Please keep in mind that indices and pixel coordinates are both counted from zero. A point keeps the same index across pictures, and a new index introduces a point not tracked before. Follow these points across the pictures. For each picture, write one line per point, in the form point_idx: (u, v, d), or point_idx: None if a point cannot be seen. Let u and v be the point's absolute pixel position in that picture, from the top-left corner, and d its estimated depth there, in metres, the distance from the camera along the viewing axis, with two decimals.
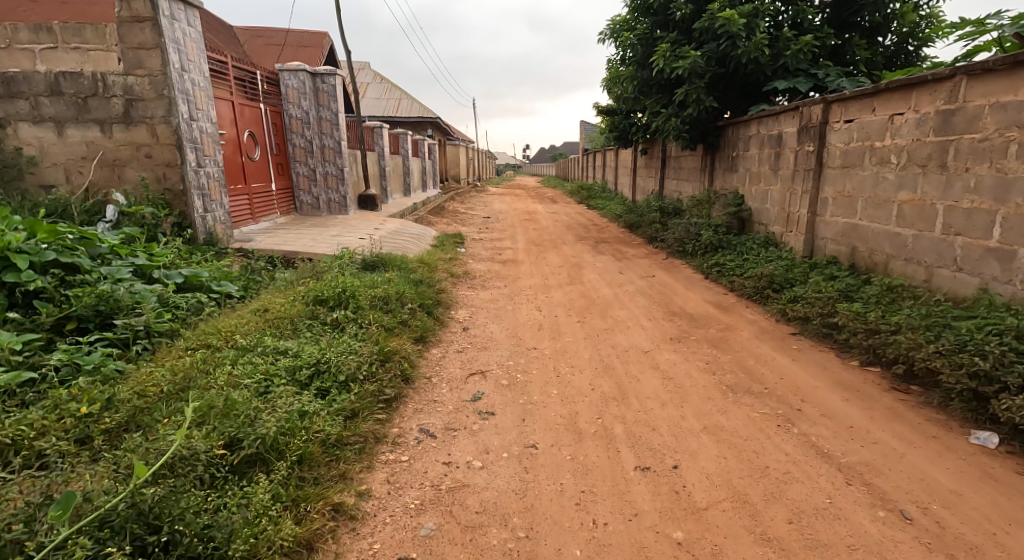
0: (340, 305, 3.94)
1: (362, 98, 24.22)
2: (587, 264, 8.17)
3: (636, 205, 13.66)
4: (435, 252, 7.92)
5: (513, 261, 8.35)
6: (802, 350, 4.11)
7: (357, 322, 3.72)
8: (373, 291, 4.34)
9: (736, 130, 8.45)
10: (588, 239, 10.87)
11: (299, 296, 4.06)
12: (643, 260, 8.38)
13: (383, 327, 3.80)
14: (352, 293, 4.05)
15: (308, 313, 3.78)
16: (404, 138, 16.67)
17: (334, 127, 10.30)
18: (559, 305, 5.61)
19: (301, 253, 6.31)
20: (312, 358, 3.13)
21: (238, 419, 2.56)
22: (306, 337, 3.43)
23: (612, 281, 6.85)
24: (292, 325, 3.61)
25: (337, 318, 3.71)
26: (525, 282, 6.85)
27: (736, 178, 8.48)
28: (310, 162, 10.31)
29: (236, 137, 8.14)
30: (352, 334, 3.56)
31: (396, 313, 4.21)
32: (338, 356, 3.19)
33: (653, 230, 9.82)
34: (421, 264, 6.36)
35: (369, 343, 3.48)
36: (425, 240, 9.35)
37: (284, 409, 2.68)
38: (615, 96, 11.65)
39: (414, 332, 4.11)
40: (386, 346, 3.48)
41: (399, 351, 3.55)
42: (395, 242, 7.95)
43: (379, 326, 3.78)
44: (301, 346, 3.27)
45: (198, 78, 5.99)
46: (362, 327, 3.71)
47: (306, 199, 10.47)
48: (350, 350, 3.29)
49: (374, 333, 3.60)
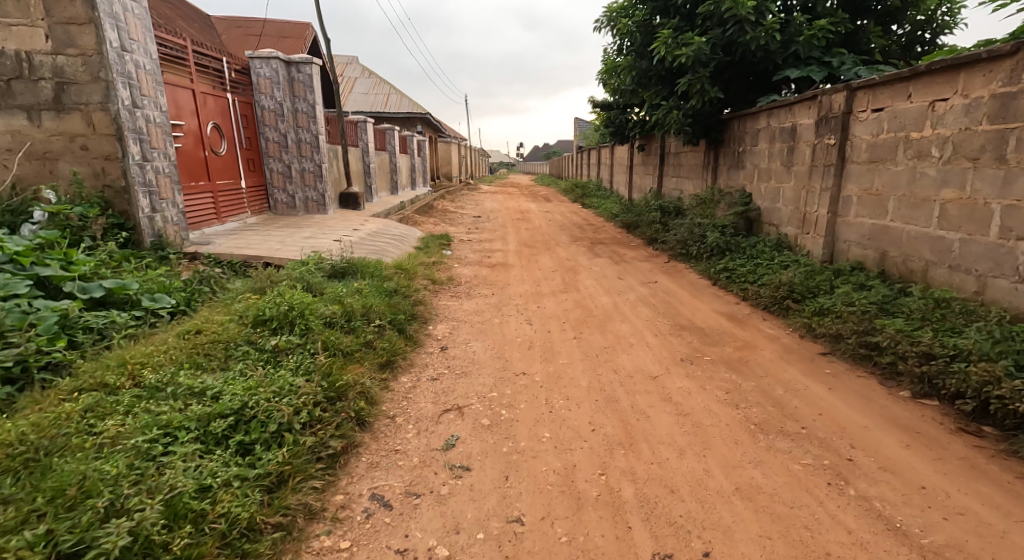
0: (288, 325, 3.26)
1: (349, 93, 23.47)
2: (582, 268, 7.52)
3: (633, 205, 13.03)
4: (418, 256, 7.26)
5: (502, 265, 7.71)
6: (838, 375, 3.48)
7: (302, 351, 3.04)
8: (329, 308, 3.69)
9: (742, 123, 7.83)
10: (583, 241, 10.24)
11: (239, 312, 3.41)
12: (644, 264, 7.75)
13: (337, 354, 3.15)
14: (301, 309, 3.36)
15: (243, 338, 3.12)
16: (390, 134, 15.98)
17: (311, 120, 9.67)
18: (553, 318, 4.97)
19: (263, 256, 5.74)
20: (231, 405, 2.45)
21: (95, 511, 1.95)
22: (235, 371, 2.78)
23: (611, 288, 6.21)
24: (223, 353, 2.97)
25: (277, 345, 3.03)
26: (516, 289, 6.21)
27: (743, 175, 7.86)
28: (285, 157, 9.61)
29: (196, 130, 7.44)
30: (297, 363, 2.92)
31: (357, 335, 3.55)
32: (266, 403, 2.52)
33: (653, 231, 9.20)
34: (398, 271, 5.70)
35: (314, 378, 2.82)
36: (408, 242, 8.69)
37: (172, 489, 2.06)
38: (611, 88, 11.01)
39: (377, 359, 3.44)
40: (339, 380, 2.84)
41: (355, 386, 2.91)
42: (373, 245, 7.29)
43: (330, 354, 3.11)
44: (220, 387, 2.60)
45: (143, 59, 5.36)
46: (311, 354, 3.06)
47: (281, 198, 9.75)
48: (289, 389, 2.64)
49: (324, 363, 2.95)
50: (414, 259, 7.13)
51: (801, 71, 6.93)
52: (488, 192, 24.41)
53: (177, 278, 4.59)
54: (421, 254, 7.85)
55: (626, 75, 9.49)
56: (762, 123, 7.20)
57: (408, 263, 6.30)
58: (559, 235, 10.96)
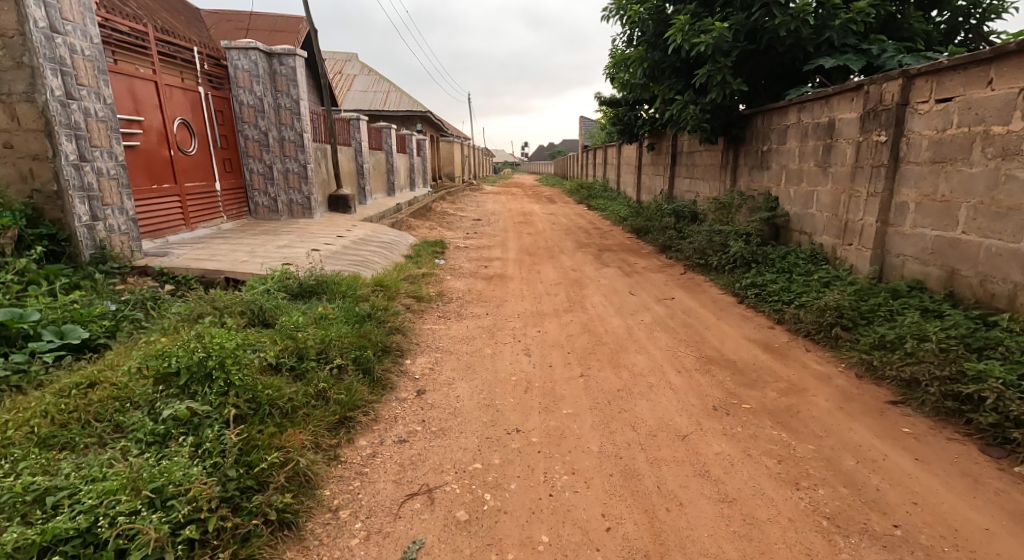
0: (197, 380, 2.54)
1: (347, 91, 22.74)
2: (589, 281, 6.77)
3: (643, 208, 12.25)
4: (406, 268, 6.52)
5: (500, 276, 6.97)
6: (920, 435, 2.74)
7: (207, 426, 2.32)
8: (266, 354, 2.97)
9: (767, 119, 7.05)
10: (589, 247, 9.47)
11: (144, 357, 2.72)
12: (657, 276, 6.98)
13: (265, 419, 2.49)
14: (225, 354, 2.59)
15: (141, 398, 2.47)
16: (387, 132, 15.25)
17: (295, 117, 8.94)
18: (555, 347, 4.23)
19: (225, 271, 5.10)
20: (72, 523, 1.88)
21: None
22: (110, 457, 2.17)
23: (622, 307, 5.46)
24: (109, 425, 2.37)
25: (176, 414, 2.34)
26: (514, 307, 5.47)
27: (768, 177, 7.07)
28: (266, 157, 8.87)
29: (159, 127, 6.72)
30: (200, 440, 2.27)
31: (301, 386, 2.77)
32: (129, 514, 1.93)
33: (666, 238, 8.43)
34: (377, 291, 4.97)
35: (217, 465, 2.19)
36: (397, 249, 8.00)
37: None
38: (620, 83, 10.22)
39: (323, 421, 2.67)
40: (252, 469, 2.21)
41: (277, 471, 2.27)
42: (355, 255, 6.57)
43: (245, 426, 2.38)
44: (75, 485, 2.03)
45: (81, 43, 4.66)
46: (225, 420, 2.39)
47: (262, 201, 8.99)
48: (174, 492, 2.03)
49: (239, 438, 2.31)
50: (400, 271, 6.39)
51: (836, 60, 6.13)
52: (490, 193, 23.67)
53: (106, 304, 3.88)
54: (409, 264, 7.11)
55: (637, 68, 8.73)
56: (791, 119, 6.41)
57: (391, 278, 5.58)
58: (564, 241, 10.20)
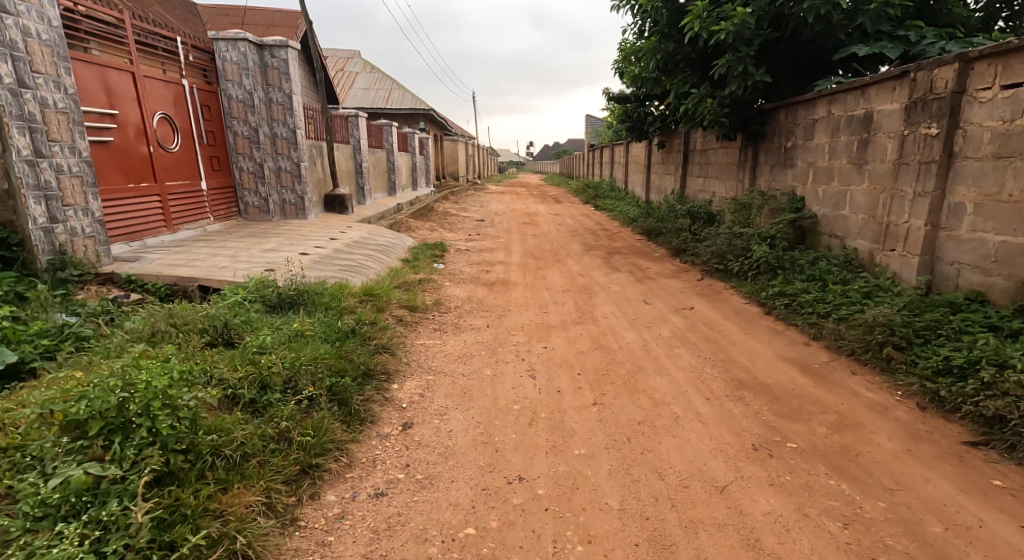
0: (99, 433, 2.07)
1: (349, 89, 22.31)
2: (598, 288, 6.27)
3: (653, 209, 11.73)
4: (401, 274, 6.04)
5: (503, 282, 6.49)
6: (1016, 492, 2.29)
7: (109, 498, 1.91)
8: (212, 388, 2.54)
9: (792, 113, 6.53)
10: (598, 250, 8.98)
11: (59, 394, 2.25)
12: (672, 283, 6.48)
13: (197, 476, 2.12)
14: (153, 394, 2.14)
15: (38, 453, 2.04)
16: (388, 130, 14.82)
17: (287, 112, 8.47)
18: (564, 368, 3.74)
19: (198, 278, 4.62)
20: None
21: None
22: None
23: (637, 318, 4.96)
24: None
25: (71, 480, 1.91)
26: (518, 318, 4.98)
27: (792, 175, 6.55)
28: (256, 154, 8.39)
29: (137, 121, 6.23)
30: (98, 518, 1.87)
31: (254, 426, 2.37)
32: None
33: (680, 241, 7.93)
34: (364, 302, 4.50)
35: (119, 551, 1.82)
36: (393, 252, 7.54)
37: None
38: (630, 77, 9.73)
39: (275, 472, 2.27)
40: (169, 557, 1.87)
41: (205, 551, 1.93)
42: (346, 260, 6.09)
43: (171, 491, 2.01)
44: None
45: (34, 26, 4.31)
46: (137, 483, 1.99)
47: (252, 200, 8.54)
48: None
49: (154, 512, 1.93)
50: (394, 278, 5.90)
51: (870, 47, 5.59)
52: (494, 192, 23.18)
53: (54, 318, 3.48)
54: (406, 270, 6.63)
55: (650, 59, 8.21)
56: (820, 112, 5.89)
57: (383, 286, 5.09)
58: (571, 244, 9.70)
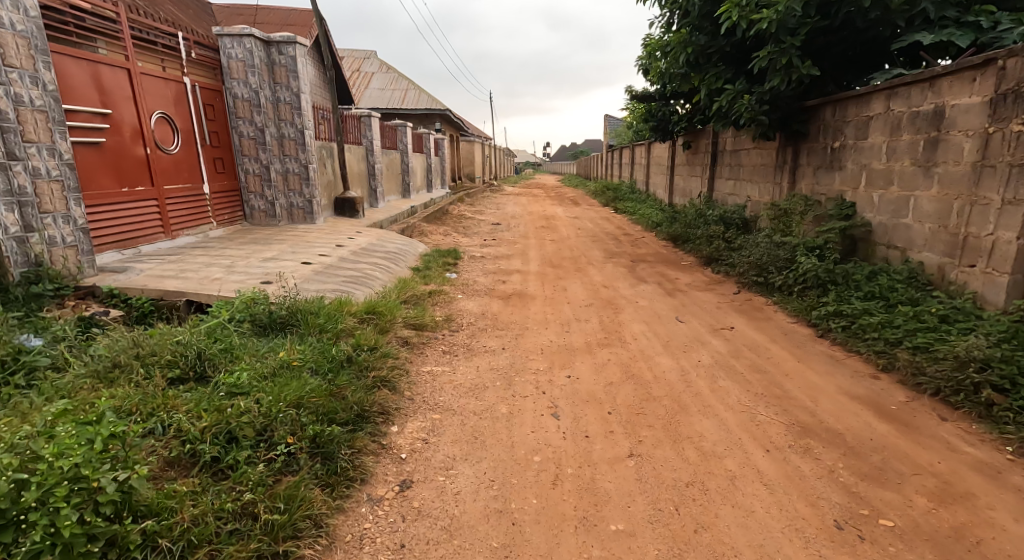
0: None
1: (365, 89, 21.99)
2: (624, 303, 5.74)
3: (677, 213, 11.15)
4: (409, 287, 5.56)
5: (520, 295, 5.99)
6: None
7: None
8: (155, 450, 2.14)
9: (840, 110, 5.98)
10: (621, 257, 8.45)
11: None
12: (706, 298, 5.92)
13: None
14: (61, 480, 1.81)
15: None
16: (403, 130, 14.41)
17: (295, 112, 8.05)
18: (592, 405, 3.23)
19: (186, 292, 4.16)
20: None
21: None
22: None
23: (671, 339, 4.42)
24: None
25: None
26: (537, 339, 4.46)
27: (840, 179, 5.99)
28: (262, 156, 7.93)
29: (133, 121, 5.78)
30: None
31: (204, 503, 1.99)
32: None
33: (711, 249, 7.36)
34: (364, 322, 4.00)
35: None
36: (403, 260, 7.09)
37: None
38: (657, 73, 9.17)
39: None
40: None
41: None
42: (349, 271, 5.62)
43: None
44: None
45: (7, 16, 3.90)
46: None
47: (258, 205, 8.06)
48: None
49: None
50: (401, 290, 5.43)
51: (935, 35, 4.97)
52: (511, 194, 22.70)
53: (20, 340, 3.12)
54: (415, 281, 6.15)
55: (680, 53, 7.65)
56: (877, 109, 5.33)
57: (387, 302, 4.62)
58: (592, 250, 9.17)
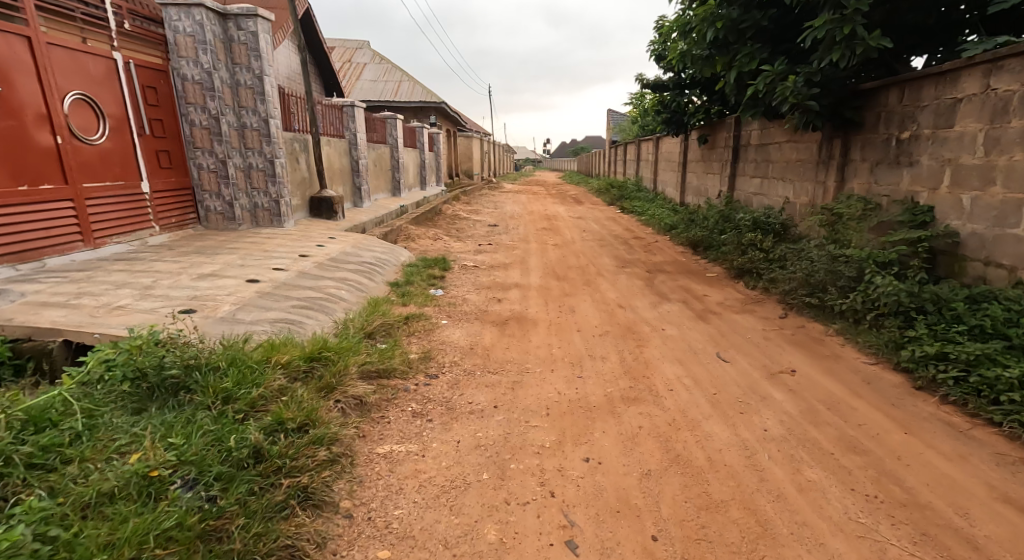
0: None
1: (356, 80, 20.82)
2: (647, 331, 4.65)
3: (694, 214, 10.08)
4: (379, 312, 4.47)
5: (519, 318, 4.91)
6: None
7: None
8: None
9: (910, 93, 4.93)
10: (635, 268, 7.38)
11: None
12: (746, 324, 4.83)
13: None
14: None
15: None
16: (392, 123, 13.29)
17: (258, 98, 6.93)
18: (625, 522, 2.19)
19: (62, 330, 3.05)
20: None
21: None
22: None
23: (720, 391, 3.34)
24: None
25: None
26: (539, 392, 3.37)
27: (910, 177, 4.92)
28: (218, 149, 6.78)
29: (34, 103, 4.67)
30: None
31: None
32: None
33: (744, 260, 6.27)
34: (299, 377, 2.91)
35: None
36: (382, 273, 6.01)
37: None
38: (677, 54, 8.08)
39: None
40: None
41: None
42: (304, 292, 4.53)
43: None
44: None
45: None
46: None
47: (215, 205, 6.91)
48: None
49: None
50: (368, 318, 4.34)
51: None
52: (510, 192, 21.65)
53: None
54: (390, 303, 5.07)
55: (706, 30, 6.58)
56: (970, 89, 4.22)
57: (343, 341, 3.53)
58: (601, 259, 8.08)
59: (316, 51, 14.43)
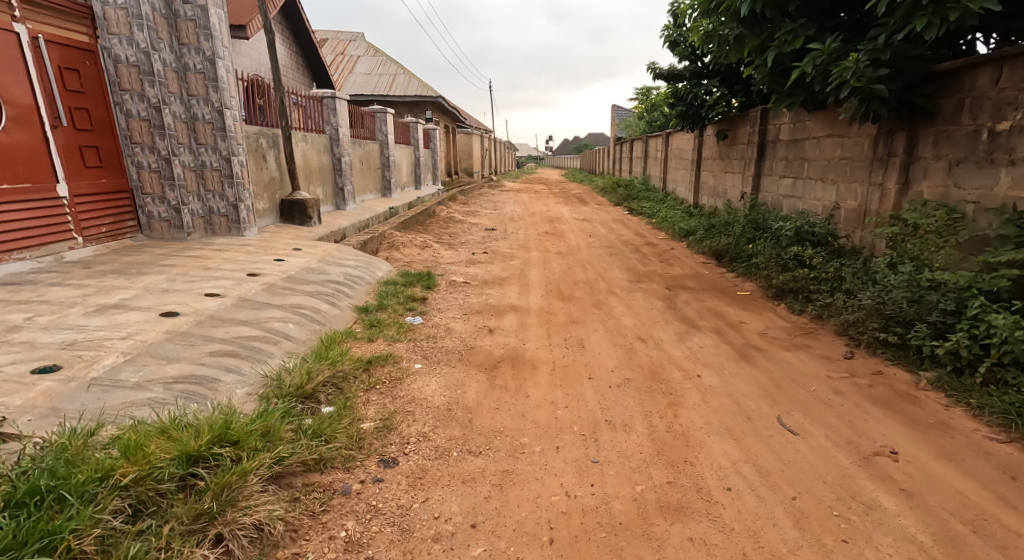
0: None
1: (348, 73, 19.75)
2: (678, 379, 3.62)
3: (714, 219, 9.06)
4: (331, 356, 3.42)
5: (513, 359, 3.89)
6: None
7: None
8: None
9: (1014, 72, 3.93)
10: (652, 285, 6.35)
11: None
12: (805, 366, 3.80)
13: None
14: None
15: None
16: (382, 118, 12.24)
17: (210, 86, 5.86)
18: None
19: None
20: None
21: None
22: None
23: (801, 493, 2.31)
24: None
25: None
26: (541, 493, 2.35)
27: (1013, 180, 3.91)
28: (160, 144, 5.74)
29: None
30: None
31: None
32: None
33: (787, 278, 5.23)
34: (140, 520, 1.92)
35: None
36: (351, 294, 4.99)
37: None
38: (701, 37, 7.08)
39: None
40: None
41: None
42: (234, 330, 3.48)
43: None
44: None
45: None
46: None
47: (158, 211, 5.85)
48: None
49: None
50: (315, 368, 3.30)
51: None
52: (511, 192, 20.60)
53: None
54: (353, 339, 4.04)
55: (741, 3, 5.59)
56: None
57: (258, 418, 2.49)
58: (611, 271, 7.04)
59: (302, 39, 13.36)
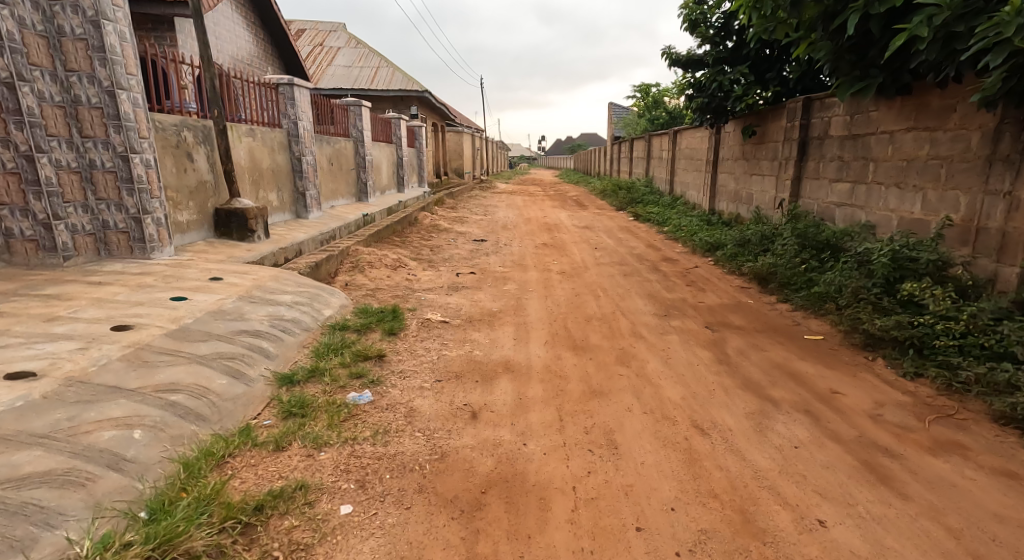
0: None
1: (326, 65, 18.14)
2: (790, 536, 2.15)
3: (746, 230, 7.57)
4: (166, 526, 1.92)
5: (507, 487, 2.38)
6: None
7: None
8: None
9: None
10: (687, 322, 4.85)
11: None
12: (986, 498, 2.37)
13: None
14: None
15: None
16: (356, 111, 10.66)
17: (95, 58, 4.30)
18: None
19: None
20: None
21: None
22: None
23: None
24: None
25: None
26: None
27: None
28: (17, 135, 4.09)
29: None
30: None
31: None
32: None
33: (891, 325, 3.76)
34: None
35: None
36: (273, 352, 3.44)
37: None
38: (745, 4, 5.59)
39: None
40: None
41: None
42: (0, 467, 1.94)
43: None
44: None
45: None
46: None
47: (20, 227, 4.19)
48: None
49: None
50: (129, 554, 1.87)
51: None
52: (503, 194, 19.11)
53: None
54: (245, 450, 2.47)
55: None
56: None
57: None
58: (630, 300, 5.55)
59: (268, 24, 11.77)
